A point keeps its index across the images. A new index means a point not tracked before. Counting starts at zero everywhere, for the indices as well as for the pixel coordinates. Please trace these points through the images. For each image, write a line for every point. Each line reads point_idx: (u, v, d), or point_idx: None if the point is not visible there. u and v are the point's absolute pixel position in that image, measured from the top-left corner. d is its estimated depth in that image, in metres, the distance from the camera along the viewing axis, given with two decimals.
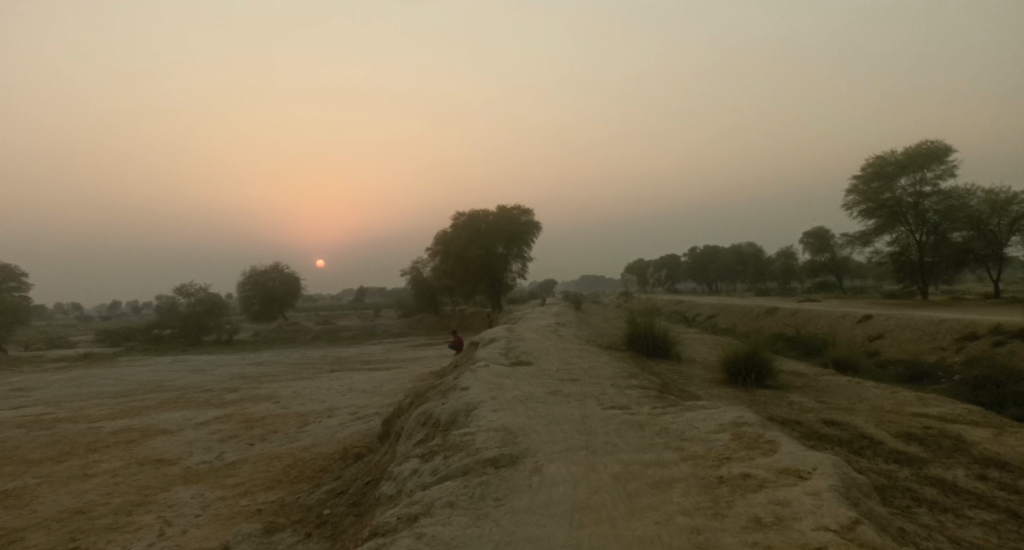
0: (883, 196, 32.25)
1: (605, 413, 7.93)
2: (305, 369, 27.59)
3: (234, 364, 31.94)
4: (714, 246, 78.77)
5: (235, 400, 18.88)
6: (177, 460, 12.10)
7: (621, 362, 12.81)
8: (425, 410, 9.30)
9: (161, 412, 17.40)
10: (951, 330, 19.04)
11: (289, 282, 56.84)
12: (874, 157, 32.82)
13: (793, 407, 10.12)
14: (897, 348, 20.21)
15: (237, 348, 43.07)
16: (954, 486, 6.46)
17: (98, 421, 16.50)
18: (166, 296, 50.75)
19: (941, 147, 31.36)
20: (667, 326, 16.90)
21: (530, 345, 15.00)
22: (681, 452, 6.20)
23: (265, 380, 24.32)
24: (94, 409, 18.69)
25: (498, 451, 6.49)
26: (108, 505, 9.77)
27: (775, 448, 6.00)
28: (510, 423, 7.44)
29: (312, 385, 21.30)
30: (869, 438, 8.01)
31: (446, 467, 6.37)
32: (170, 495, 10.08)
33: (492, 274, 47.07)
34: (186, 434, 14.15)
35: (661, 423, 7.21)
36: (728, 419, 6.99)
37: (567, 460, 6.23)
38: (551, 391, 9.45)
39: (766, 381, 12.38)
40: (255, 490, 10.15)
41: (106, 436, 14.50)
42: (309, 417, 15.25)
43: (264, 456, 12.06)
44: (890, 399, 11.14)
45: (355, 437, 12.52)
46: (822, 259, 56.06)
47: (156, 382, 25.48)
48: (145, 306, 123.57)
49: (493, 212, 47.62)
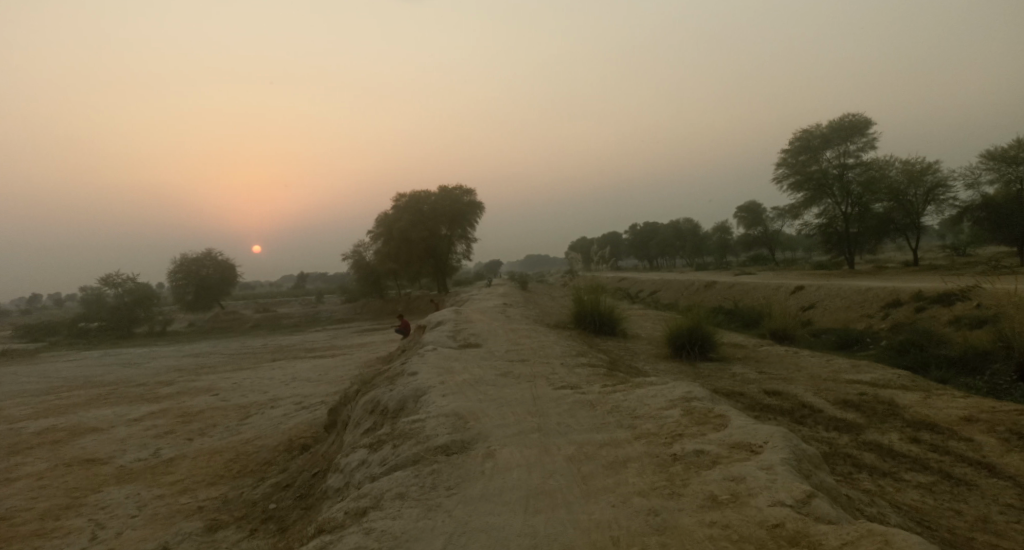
0: (810, 168, 33.46)
1: (556, 393, 7.91)
2: (246, 359, 26.79)
3: (169, 357, 30.73)
4: (653, 222, 80.19)
5: (171, 394, 18.15)
6: (110, 459, 11.53)
7: (568, 341, 12.87)
8: (373, 398, 9.09)
9: (91, 409, 16.57)
10: (877, 298, 19.88)
11: (224, 270, 54.94)
12: (801, 130, 33.90)
13: (736, 378, 10.37)
14: (829, 317, 21.03)
15: (173, 339, 41.49)
16: (891, 450, 6.73)
17: (21, 421, 15.58)
18: (91, 287, 48.28)
19: (862, 120, 32.75)
20: (612, 303, 17.06)
21: (478, 327, 14.90)
22: (633, 430, 6.23)
23: (204, 371, 23.49)
24: (17, 409, 17.65)
25: (449, 438, 6.37)
26: (34, 510, 9.22)
27: (725, 422, 6.09)
28: (460, 407, 7.33)
29: (254, 375, 20.69)
30: (809, 406, 8.27)
31: (395, 457, 6.22)
32: (103, 497, 9.58)
33: (436, 256, 46.60)
34: (119, 431, 13.51)
35: (612, 401, 7.23)
36: (678, 395, 7.07)
37: (519, 444, 6.17)
38: (501, 373, 9.40)
39: (708, 354, 12.66)
40: (195, 486, 9.76)
41: (31, 437, 13.70)
42: (252, 409, 14.79)
43: (204, 451, 11.60)
44: (827, 368, 11.55)
45: (300, 428, 12.18)
46: (756, 233, 57.86)
47: (85, 378, 24.27)
48: (71, 298, 117.51)
49: (435, 192, 47.00)
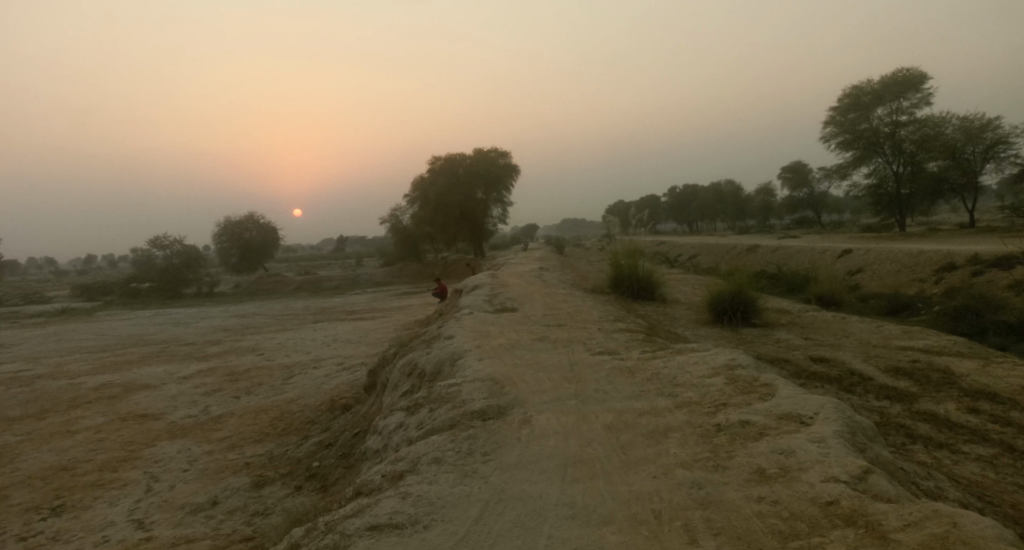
0: (860, 126, 32.14)
1: (593, 359, 7.80)
2: (289, 320, 27.37)
3: (215, 317, 31.58)
4: (693, 185, 78.60)
5: (218, 353, 18.69)
6: (161, 415, 11.93)
7: (607, 306, 12.74)
8: (410, 360, 9.13)
9: (143, 366, 17.16)
10: (930, 262, 19.11)
11: (266, 233, 55.91)
12: (851, 86, 32.52)
13: (780, 345, 10.12)
14: (877, 282, 20.35)
15: (219, 300, 42.63)
16: (947, 421, 6.46)
17: (79, 377, 16.25)
18: (141, 249, 49.63)
19: (917, 75, 31.18)
20: (651, 268, 16.78)
21: (514, 290, 14.83)
22: (675, 399, 6.10)
23: (248, 331, 24.11)
24: (75, 365, 18.40)
25: (485, 403, 6.34)
26: (93, 462, 9.61)
27: (772, 392, 5.91)
28: (496, 372, 7.30)
29: (297, 336, 21.14)
30: (858, 374, 8.00)
31: (431, 420, 6.23)
32: (156, 451, 9.92)
33: (472, 220, 46.60)
34: (170, 389, 13.97)
35: (652, 368, 7.10)
36: (721, 363, 6.89)
37: (556, 411, 6.10)
38: (538, 337, 9.33)
39: (751, 319, 12.38)
40: (243, 443, 10.04)
41: (88, 392, 14.26)
42: (295, 369, 15.13)
43: (250, 409, 11.90)
44: (877, 334, 11.17)
45: (342, 388, 12.38)
46: (801, 194, 56.21)
47: (138, 337, 25.17)
48: (122, 260, 121.58)
49: (470, 155, 46.76)
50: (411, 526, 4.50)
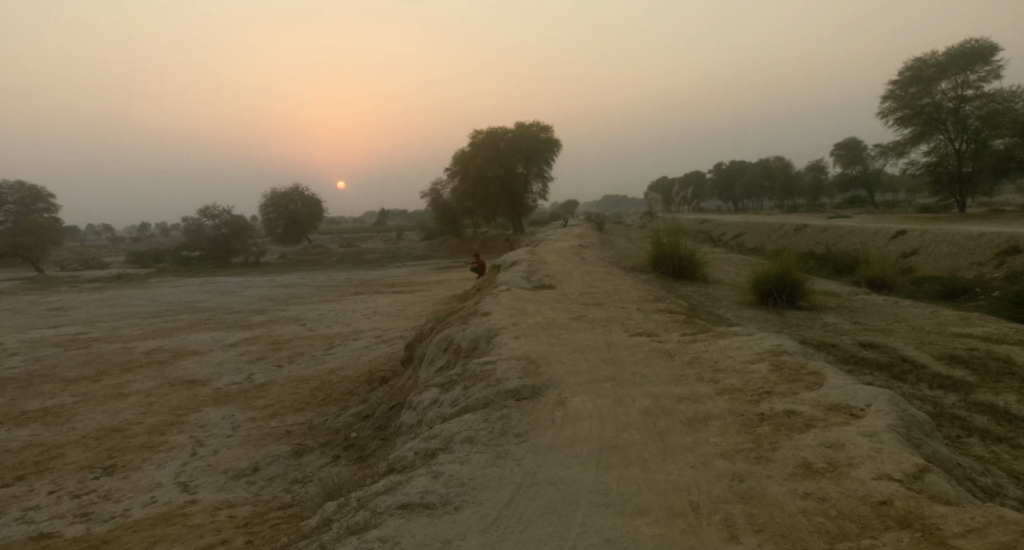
0: (921, 101, 30.68)
1: (632, 340, 7.68)
2: (331, 291, 27.85)
3: (261, 286, 32.34)
4: (741, 161, 76.71)
5: (263, 322, 19.13)
6: (207, 381, 12.28)
7: (647, 285, 12.53)
8: (446, 336, 9.15)
9: (191, 333, 17.68)
10: (990, 245, 18.24)
11: (311, 205, 56.80)
12: (913, 59, 31.04)
13: (827, 329, 9.80)
14: (932, 265, 19.55)
15: (265, 270, 43.61)
16: (1005, 413, 6.15)
17: (131, 342, 16.84)
18: (191, 218, 50.96)
19: (986, 46, 29.51)
20: (693, 247, 16.44)
21: (553, 267, 14.72)
22: (717, 385, 5.94)
23: (292, 301, 24.65)
24: (128, 330, 19.07)
25: (519, 382, 6.30)
26: (142, 425, 9.95)
27: (820, 380, 5.71)
28: (532, 351, 7.25)
29: (338, 307, 21.50)
30: (910, 362, 7.68)
31: (466, 398, 6.22)
32: (201, 416, 10.22)
33: (512, 195, 46.42)
34: (216, 356, 14.37)
35: (693, 352, 6.93)
36: (765, 348, 6.68)
37: (593, 393, 6.01)
38: (575, 316, 9.23)
39: (797, 302, 12.01)
40: (284, 411, 10.26)
41: (139, 356, 14.76)
42: (336, 340, 15.38)
43: (291, 379, 12.15)
44: (930, 319, 10.71)
45: (380, 361, 12.54)
46: (854, 171, 54.29)
47: (187, 304, 25.97)
48: (173, 229, 125.11)
49: (512, 129, 46.41)
50: (442, 506, 4.50)
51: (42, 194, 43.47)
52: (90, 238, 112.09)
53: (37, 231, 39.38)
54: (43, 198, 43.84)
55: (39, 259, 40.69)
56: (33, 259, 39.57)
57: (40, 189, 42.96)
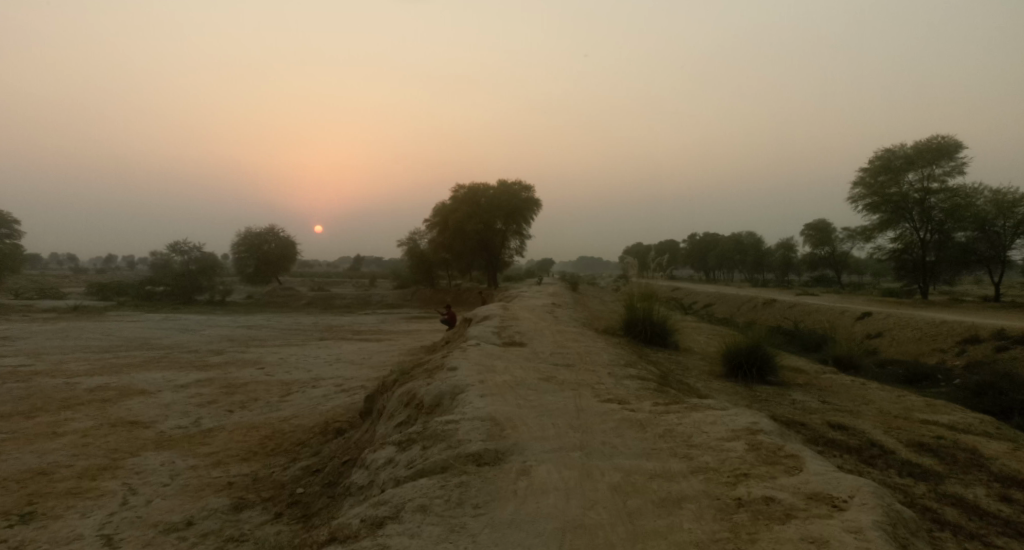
0: (889, 190, 31.72)
1: (601, 406, 7.41)
2: (295, 335, 27.16)
3: (224, 326, 31.48)
4: (714, 233, 78.20)
5: (220, 364, 18.42)
6: (152, 423, 11.63)
7: (617, 349, 12.36)
8: (409, 390, 8.78)
9: (143, 371, 16.92)
10: (952, 332, 18.57)
11: (284, 246, 56.21)
12: (883, 149, 32.38)
13: (796, 406, 9.67)
14: (897, 348, 19.80)
15: (230, 310, 42.60)
16: (977, 508, 5.99)
17: (77, 377, 16.02)
18: (160, 252, 49.95)
19: (952, 143, 30.78)
20: (665, 313, 16.41)
21: (524, 325, 14.48)
22: (690, 462, 5.69)
23: (254, 344, 23.91)
24: (76, 364, 18.20)
25: (481, 446, 5.98)
26: (73, 468, 9.29)
27: (800, 465, 5.48)
28: (497, 412, 6.95)
29: (300, 352, 20.88)
30: (881, 446, 7.54)
31: (422, 460, 5.89)
32: (139, 462, 9.59)
33: (488, 251, 46.49)
34: (165, 397, 13.69)
35: (665, 424, 6.70)
36: (740, 425, 6.48)
37: (559, 463, 5.71)
38: (544, 377, 8.97)
39: (767, 377, 11.90)
40: (229, 460, 9.70)
41: (83, 393, 14.01)
42: (294, 386, 14.81)
43: (242, 425, 11.56)
44: (898, 404, 10.66)
45: (337, 411, 12.03)
46: (822, 252, 55.59)
47: (143, 340, 25.04)
48: (141, 262, 122.65)
49: (493, 186, 46.81)
50: None
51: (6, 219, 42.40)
52: (54, 267, 109.02)
53: None
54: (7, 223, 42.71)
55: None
56: None
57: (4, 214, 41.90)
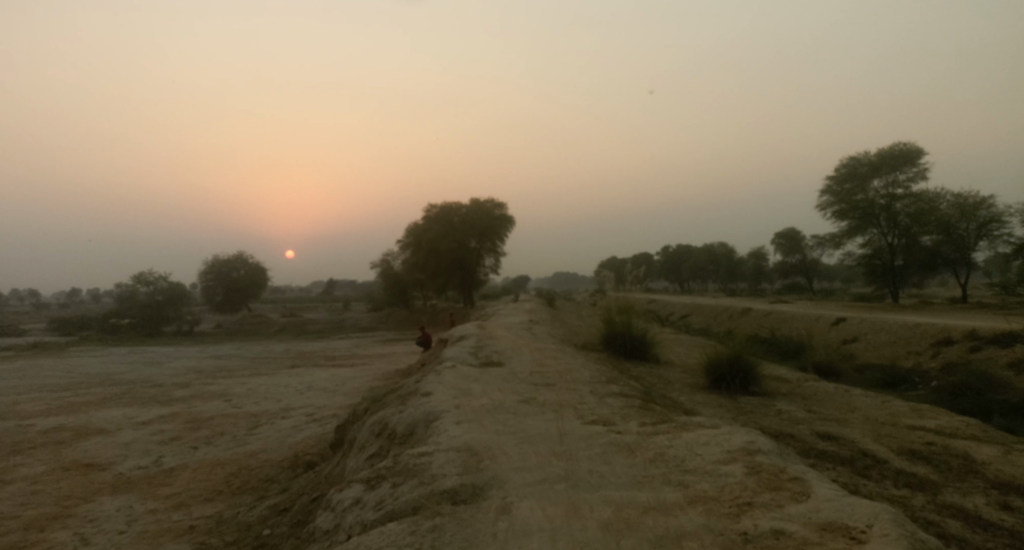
0: (856, 197, 32.20)
1: (585, 430, 7.04)
2: (266, 364, 26.38)
3: (191, 358, 30.50)
4: (686, 245, 78.93)
5: (185, 397, 17.67)
6: (109, 465, 10.98)
7: (597, 365, 12.06)
8: (381, 419, 8.34)
9: (102, 409, 16.13)
10: (926, 335, 18.64)
11: (254, 273, 55.13)
12: (848, 157, 32.85)
13: (782, 417, 9.43)
14: (872, 352, 19.82)
15: (198, 340, 41.43)
16: (980, 519, 5.74)
17: (31, 418, 15.19)
18: (124, 283, 48.51)
19: (913, 149, 31.42)
20: (644, 326, 16.19)
21: (501, 344, 14.10)
22: (686, 491, 5.35)
23: (222, 375, 23.12)
24: (31, 404, 17.33)
25: (456, 482, 5.59)
26: (19, 519, 8.64)
27: (807, 491, 5.16)
28: (473, 440, 6.56)
29: (270, 382, 20.20)
30: (872, 455, 7.32)
31: (393, 500, 5.50)
32: (93, 508, 8.97)
33: (463, 269, 46.04)
34: (125, 435, 13.01)
35: (654, 447, 6.37)
36: (736, 445, 6.17)
37: (542, 498, 5.33)
38: (524, 398, 8.61)
39: (750, 388, 11.68)
40: (191, 502, 9.12)
41: (36, 435, 13.24)
42: (262, 418, 14.20)
43: (206, 462, 10.97)
44: (883, 410, 10.49)
45: (308, 443, 11.49)
46: (793, 260, 56.27)
47: (106, 375, 24.08)
48: (107, 294, 119.52)
49: (466, 204, 46.53)
50: None
51: None
52: (15, 302, 106.02)
53: None
54: None
55: None
56: None
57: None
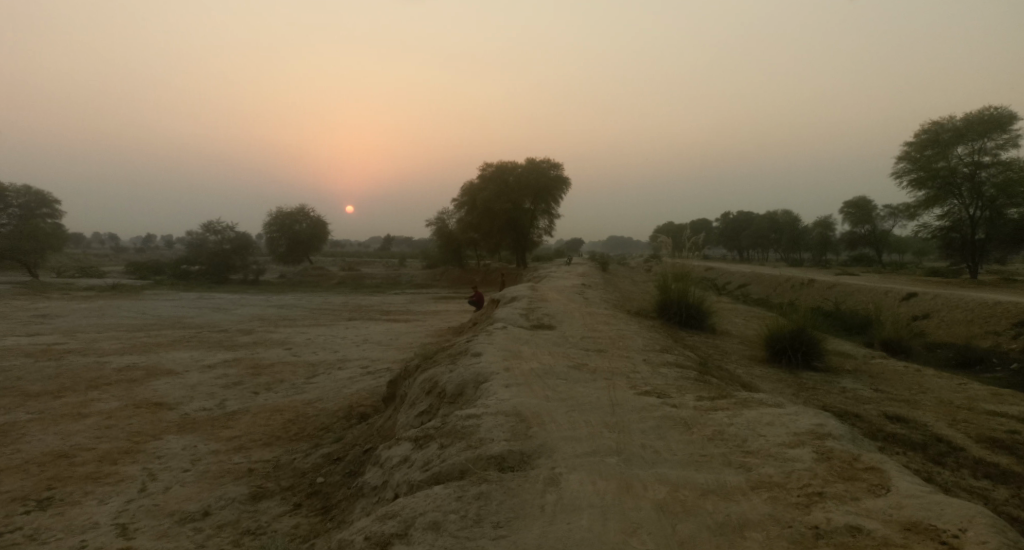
0: (936, 165, 30.22)
1: (639, 401, 6.84)
2: (324, 315, 27.09)
3: (254, 305, 31.61)
4: (748, 213, 76.61)
5: (247, 344, 18.28)
6: (176, 405, 11.44)
7: (651, 333, 11.80)
8: (431, 377, 8.33)
9: (171, 351, 16.87)
10: (1006, 314, 17.50)
11: (316, 226, 56.38)
12: (931, 122, 30.76)
13: (847, 395, 8.99)
14: (945, 330, 18.78)
15: (261, 289, 42.84)
16: None
17: (106, 356, 16.00)
18: (194, 232, 50.38)
19: (1006, 115, 29.04)
20: (701, 294, 15.74)
21: (554, 306, 13.95)
22: (748, 475, 5.12)
23: (283, 323, 23.84)
24: (107, 343, 18.27)
25: (505, 448, 5.52)
26: (94, 451, 9.10)
27: (884, 483, 4.85)
28: (523, 404, 6.47)
29: (327, 333, 20.70)
30: (947, 441, 6.89)
31: (439, 462, 5.50)
32: (160, 446, 9.36)
33: (517, 230, 45.87)
34: (191, 377, 13.53)
35: (713, 424, 6.13)
36: (802, 428, 5.86)
37: (592, 471, 5.19)
38: (576, 364, 8.47)
39: (813, 363, 11.21)
40: (251, 445, 9.42)
41: (111, 373, 13.93)
42: (319, 368, 14.55)
43: (266, 408, 11.31)
44: (959, 393, 9.88)
45: (362, 395, 11.69)
46: (862, 230, 53.81)
47: (176, 319, 25.19)
48: (179, 241, 125.15)
49: (522, 164, 46.14)
50: None
51: (47, 198, 44.05)
52: (96, 246, 112.28)
53: (37, 237, 39.59)
54: (48, 202, 44.41)
55: (35, 262, 40.47)
56: (28, 261, 39.37)
57: (46, 194, 43.60)
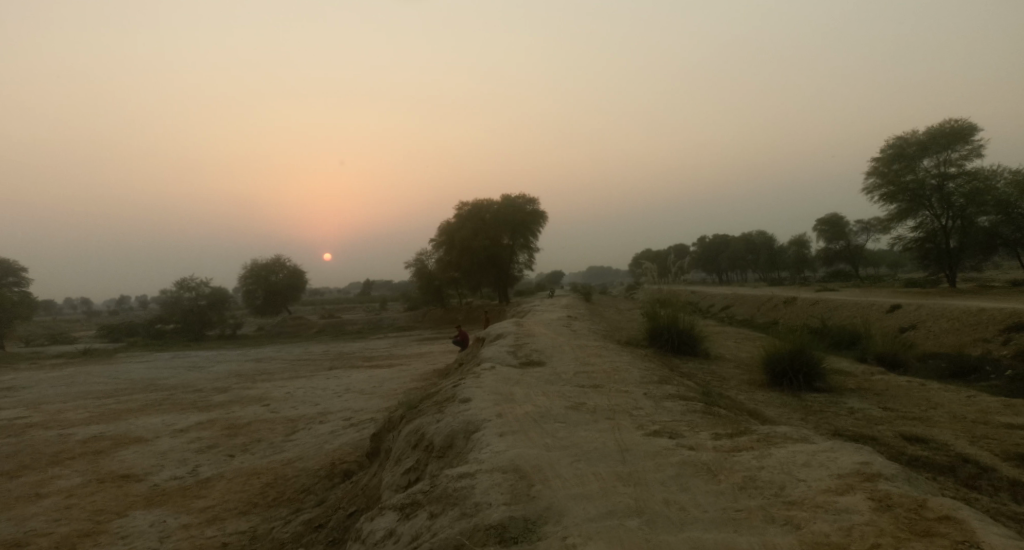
0: (905, 178, 30.45)
1: (651, 444, 6.31)
2: (304, 366, 26.16)
3: (232, 361, 30.55)
4: (725, 235, 77.21)
5: (223, 403, 17.41)
6: (144, 476, 10.64)
7: (646, 363, 11.32)
8: (417, 429, 7.73)
9: (141, 417, 15.93)
10: (993, 320, 17.34)
11: (293, 276, 55.43)
12: (895, 137, 31.23)
13: (857, 417, 8.54)
14: (934, 340, 18.54)
15: (239, 344, 41.59)
16: None
17: (71, 428, 15.03)
18: (168, 290, 49.11)
19: (966, 126, 29.60)
20: (690, 319, 15.33)
21: (542, 341, 13.44)
22: (800, 535, 4.59)
23: (261, 378, 22.92)
24: (72, 413, 17.24)
25: (505, 514, 4.96)
26: (50, 537, 8.30)
27: (967, 538, 4.31)
28: (520, 456, 5.93)
29: (307, 384, 19.89)
30: (978, 461, 6.46)
31: (430, 539, 4.92)
32: (125, 524, 8.59)
33: (498, 266, 45.51)
34: (162, 444, 12.72)
35: (738, 469, 5.62)
36: (838, 472, 5.36)
37: (615, 540, 4.62)
38: (573, 404, 7.93)
39: (814, 384, 10.80)
40: (225, 516, 8.67)
41: (74, 446, 13.04)
42: (299, 423, 13.81)
43: (242, 472, 10.56)
44: (969, 406, 9.51)
45: (344, 450, 10.99)
46: (837, 246, 54.30)
47: (149, 381, 24.11)
48: (153, 301, 122.54)
49: (498, 200, 46.04)
50: None
51: (13, 266, 42.81)
52: (69, 311, 109.50)
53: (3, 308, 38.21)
54: (14, 270, 43.14)
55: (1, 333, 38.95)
56: None
57: (11, 261, 42.38)
